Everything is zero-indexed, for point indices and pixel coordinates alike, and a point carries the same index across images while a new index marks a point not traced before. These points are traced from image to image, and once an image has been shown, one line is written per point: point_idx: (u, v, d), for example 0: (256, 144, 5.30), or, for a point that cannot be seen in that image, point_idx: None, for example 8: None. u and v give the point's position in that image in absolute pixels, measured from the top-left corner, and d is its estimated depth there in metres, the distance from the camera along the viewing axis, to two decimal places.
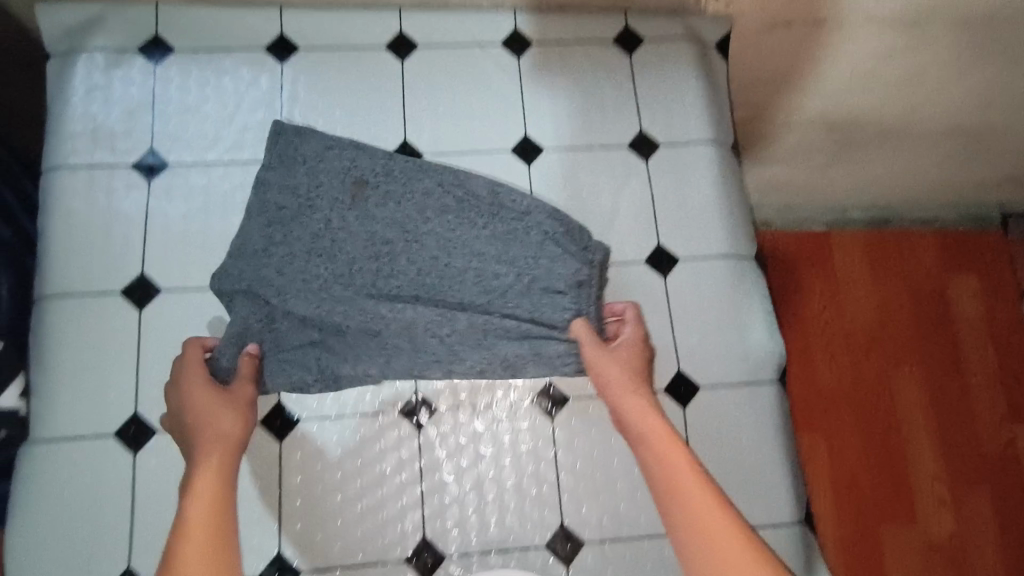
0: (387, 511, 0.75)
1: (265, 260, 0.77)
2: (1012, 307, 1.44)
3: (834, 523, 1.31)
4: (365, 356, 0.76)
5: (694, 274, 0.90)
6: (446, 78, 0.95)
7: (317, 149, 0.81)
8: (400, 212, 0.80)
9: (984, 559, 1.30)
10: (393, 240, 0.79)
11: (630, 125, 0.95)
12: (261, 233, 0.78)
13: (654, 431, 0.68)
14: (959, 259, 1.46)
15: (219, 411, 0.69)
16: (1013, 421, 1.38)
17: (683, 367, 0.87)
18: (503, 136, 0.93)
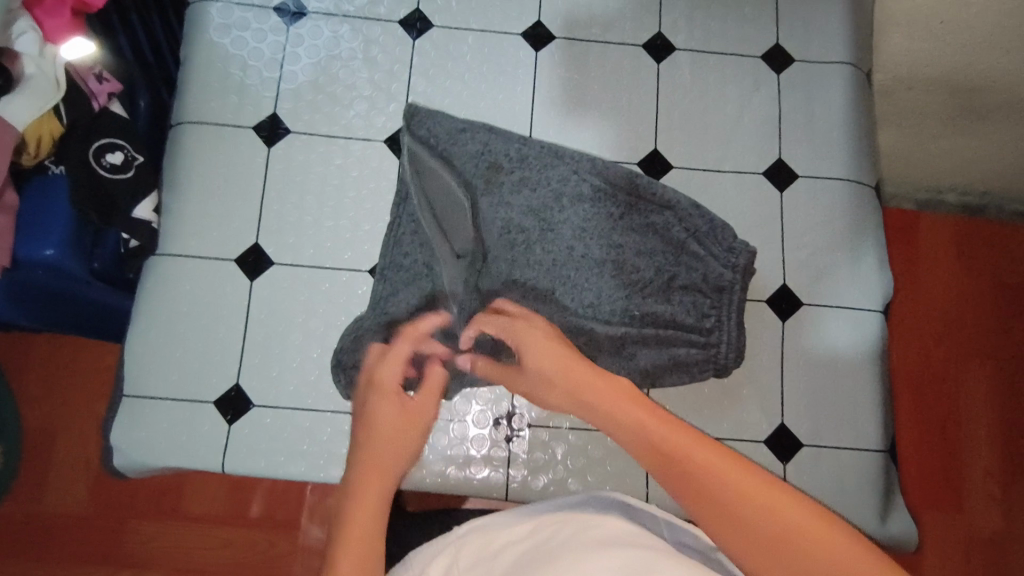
0: (474, 486, 0.73)
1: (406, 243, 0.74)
2: None
3: (943, 536, 1.03)
4: (491, 361, 0.71)
5: (831, 274, 0.79)
6: (569, 55, 0.83)
7: (449, 130, 0.74)
8: (537, 200, 0.72)
9: None
10: (528, 233, 0.71)
11: (778, 89, 0.83)
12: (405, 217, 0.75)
13: (626, 412, 0.53)
14: None
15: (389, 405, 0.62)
16: None
17: (813, 377, 0.76)
18: (628, 121, 0.81)
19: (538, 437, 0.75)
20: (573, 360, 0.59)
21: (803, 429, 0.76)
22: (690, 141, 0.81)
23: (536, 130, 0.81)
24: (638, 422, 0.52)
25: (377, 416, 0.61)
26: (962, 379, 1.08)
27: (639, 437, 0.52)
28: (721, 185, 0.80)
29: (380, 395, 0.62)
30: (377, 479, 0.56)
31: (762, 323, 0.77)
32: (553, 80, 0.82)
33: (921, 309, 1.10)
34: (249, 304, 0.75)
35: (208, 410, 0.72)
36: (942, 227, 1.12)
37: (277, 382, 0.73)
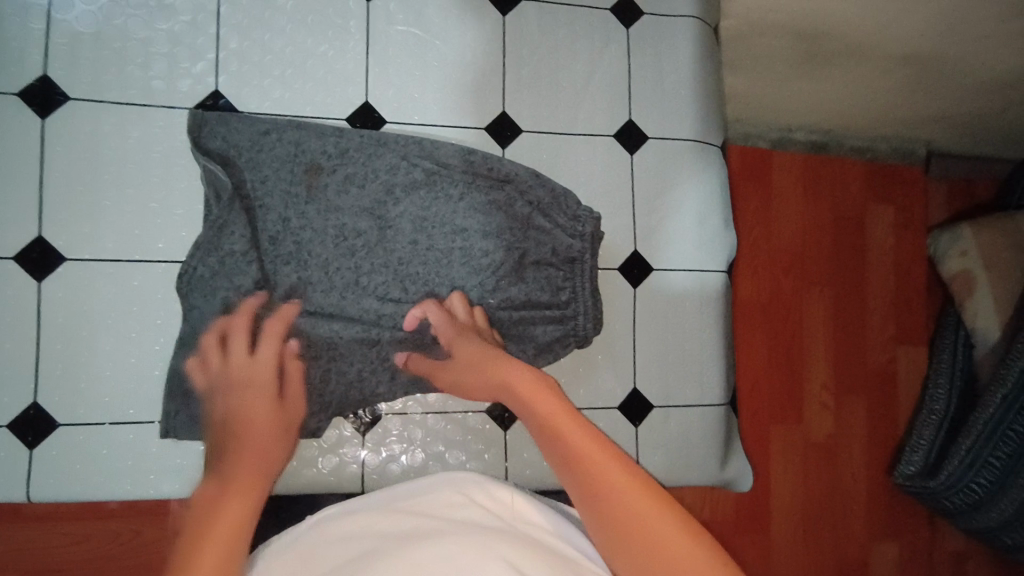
0: (326, 482, 0.70)
1: (233, 276, 0.65)
2: (917, 238, 1.15)
3: (787, 450, 1.04)
4: (367, 376, 0.69)
5: (679, 237, 0.80)
6: (405, 8, 0.74)
7: (251, 135, 0.67)
8: (369, 195, 0.68)
9: (859, 482, 1.09)
10: (366, 232, 0.68)
11: (627, 44, 0.80)
12: (213, 246, 0.65)
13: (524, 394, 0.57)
14: (880, 183, 1.14)
15: (264, 405, 0.61)
16: (898, 342, 1.14)
17: (662, 341, 0.79)
18: (473, 83, 0.75)
19: (393, 425, 0.72)
20: (482, 352, 0.62)
21: (654, 391, 0.78)
22: (539, 103, 0.77)
23: (373, 92, 0.73)
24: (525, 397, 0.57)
25: (245, 411, 0.60)
26: (807, 310, 1.08)
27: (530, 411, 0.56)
28: (572, 150, 0.77)
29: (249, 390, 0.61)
30: (251, 481, 0.55)
31: (614, 292, 0.78)
32: (390, 34, 0.74)
33: (766, 244, 1.07)
34: (40, 310, 0.64)
35: (3, 433, 0.63)
36: (786, 162, 1.10)
37: (86, 395, 0.64)
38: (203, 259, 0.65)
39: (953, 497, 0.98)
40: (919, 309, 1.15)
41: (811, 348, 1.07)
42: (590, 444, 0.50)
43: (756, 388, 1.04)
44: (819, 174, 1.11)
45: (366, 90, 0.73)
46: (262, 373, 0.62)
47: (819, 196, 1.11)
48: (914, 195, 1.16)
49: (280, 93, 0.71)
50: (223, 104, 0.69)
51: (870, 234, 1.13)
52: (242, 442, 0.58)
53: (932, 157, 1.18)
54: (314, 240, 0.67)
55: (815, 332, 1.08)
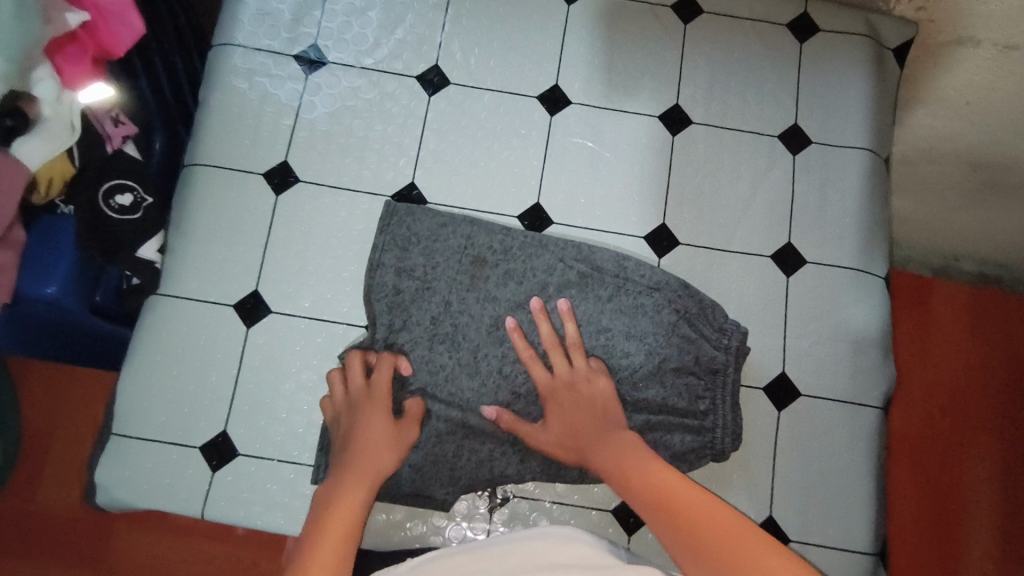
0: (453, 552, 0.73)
1: (390, 350, 0.74)
2: None
3: None
4: (496, 459, 0.72)
5: (832, 365, 0.77)
6: (582, 124, 0.82)
7: (431, 226, 0.76)
8: (524, 288, 0.74)
9: None
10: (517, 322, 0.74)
11: (791, 170, 0.82)
12: (382, 320, 0.74)
13: (648, 476, 0.62)
14: None
15: (379, 421, 0.69)
16: None
17: (804, 472, 0.75)
18: (638, 196, 0.81)
19: (520, 509, 0.74)
20: (593, 424, 0.69)
21: (790, 524, 0.74)
22: (698, 218, 0.80)
23: (544, 195, 0.80)
24: (648, 489, 0.61)
25: (363, 429, 0.69)
26: (971, 465, 0.97)
27: (656, 501, 0.60)
28: (726, 265, 0.79)
29: (366, 407, 0.70)
30: (356, 497, 0.63)
31: (756, 412, 0.76)
32: (566, 146, 0.82)
33: (925, 384, 1.00)
34: (243, 352, 0.75)
35: (196, 454, 0.73)
36: (948, 299, 1.02)
37: (264, 432, 0.74)
38: (375, 334, 0.74)
39: None
40: None
41: (975, 512, 0.96)
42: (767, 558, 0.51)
43: (905, 540, 0.94)
44: (995, 317, 1.02)
45: (539, 192, 0.80)
46: (376, 395, 0.70)
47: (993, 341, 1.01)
48: None
49: (464, 189, 0.80)
50: (416, 194, 0.80)
51: None
52: (359, 457, 0.67)
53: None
54: (470, 323, 0.73)
55: (981, 491, 0.97)
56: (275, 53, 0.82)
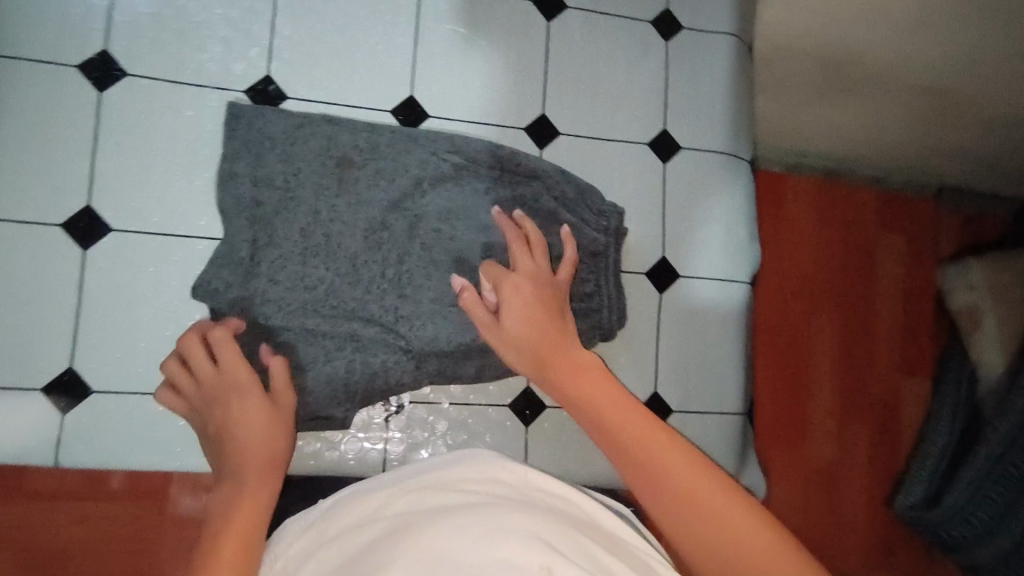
0: (348, 466, 0.71)
1: (256, 269, 0.67)
2: (929, 274, 1.10)
3: (792, 473, 0.98)
4: (389, 372, 0.69)
5: (706, 247, 0.81)
6: (454, 9, 0.76)
7: (286, 128, 0.69)
8: (397, 188, 0.71)
9: (854, 506, 1.02)
10: (394, 222, 0.71)
11: (664, 56, 0.82)
12: (243, 236, 0.67)
13: (572, 376, 0.59)
14: (901, 218, 1.09)
15: (250, 398, 0.61)
16: (905, 373, 1.07)
17: (684, 348, 0.80)
18: (516, 86, 0.77)
19: (417, 416, 0.73)
20: (552, 342, 0.61)
21: (673, 397, 0.79)
22: (577, 107, 0.79)
23: (418, 87, 0.75)
24: (567, 395, 0.59)
25: (233, 416, 0.60)
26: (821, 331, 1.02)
27: (586, 408, 0.58)
28: (607, 155, 0.79)
29: (231, 392, 0.61)
30: (256, 497, 0.57)
31: (640, 297, 0.79)
32: (437, 32, 0.76)
33: (778, 268, 1.01)
34: (84, 277, 0.65)
35: (39, 397, 0.64)
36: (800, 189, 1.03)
37: (123, 365, 0.66)
38: (237, 253, 0.67)
39: (954, 527, 0.95)
40: (925, 339, 1.09)
41: (820, 377, 1.01)
42: (685, 456, 0.52)
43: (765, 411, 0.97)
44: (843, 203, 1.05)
45: (413, 85, 0.75)
46: (235, 375, 0.62)
47: (838, 221, 1.05)
48: (915, 221, 1.10)
49: (328, 82, 0.72)
50: (273, 89, 0.71)
51: (885, 268, 1.07)
52: (237, 460, 0.59)
53: (943, 191, 1.12)
54: (344, 231, 0.69)
55: (823, 366, 1.01)
56: None
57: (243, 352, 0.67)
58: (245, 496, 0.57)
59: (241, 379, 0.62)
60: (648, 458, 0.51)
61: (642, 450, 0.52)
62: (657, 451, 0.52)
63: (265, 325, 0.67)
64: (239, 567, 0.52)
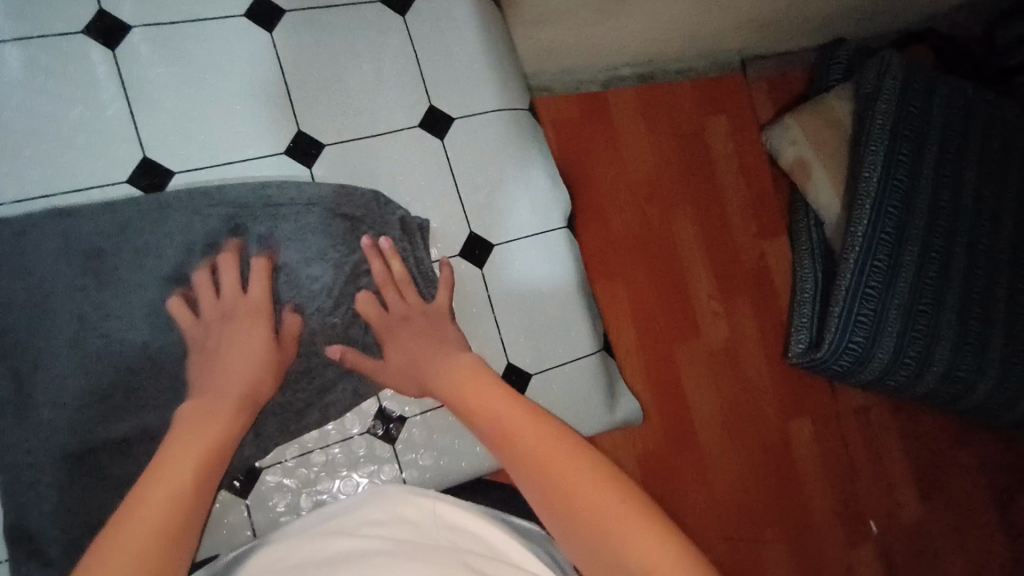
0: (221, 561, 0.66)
1: (32, 403, 0.60)
2: (758, 144, 1.17)
3: (689, 362, 1.06)
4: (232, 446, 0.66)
5: (511, 206, 0.81)
6: (159, 49, 0.69)
7: (8, 239, 0.61)
8: (167, 264, 0.65)
9: (756, 369, 1.10)
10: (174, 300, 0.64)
11: (406, 32, 0.79)
12: (2, 374, 0.60)
13: (455, 382, 0.59)
14: (717, 100, 1.15)
15: (257, 335, 0.62)
16: (764, 237, 1.15)
17: (523, 311, 0.80)
18: (259, 111, 0.72)
19: (277, 481, 0.69)
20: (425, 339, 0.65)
21: (528, 361, 0.79)
22: (334, 112, 0.74)
23: (150, 145, 0.68)
24: (466, 404, 0.57)
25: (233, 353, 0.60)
26: (674, 226, 1.09)
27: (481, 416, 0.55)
28: (382, 151, 0.76)
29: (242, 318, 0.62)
30: (213, 443, 0.52)
31: (463, 279, 0.77)
32: (150, 79, 0.68)
33: (622, 182, 1.06)
34: None
35: None
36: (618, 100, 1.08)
37: None
38: (1, 393, 0.59)
39: (841, 361, 1.03)
40: (773, 202, 1.17)
41: (687, 267, 1.08)
42: (555, 439, 0.49)
43: (647, 315, 1.04)
44: (659, 103, 1.10)
45: (142, 145, 0.67)
46: (256, 305, 0.63)
47: (659, 122, 1.10)
48: (733, 98, 1.16)
49: (41, 173, 0.64)
50: None
51: (717, 149, 1.14)
52: (214, 398, 0.56)
53: (747, 63, 1.18)
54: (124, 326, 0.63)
55: (691, 256, 1.09)
56: None
57: (48, 495, 0.60)
58: (204, 440, 0.51)
59: (251, 323, 0.62)
60: (532, 449, 0.48)
61: (534, 450, 0.48)
62: (550, 452, 0.48)
63: (65, 456, 0.60)
64: (169, 508, 0.44)
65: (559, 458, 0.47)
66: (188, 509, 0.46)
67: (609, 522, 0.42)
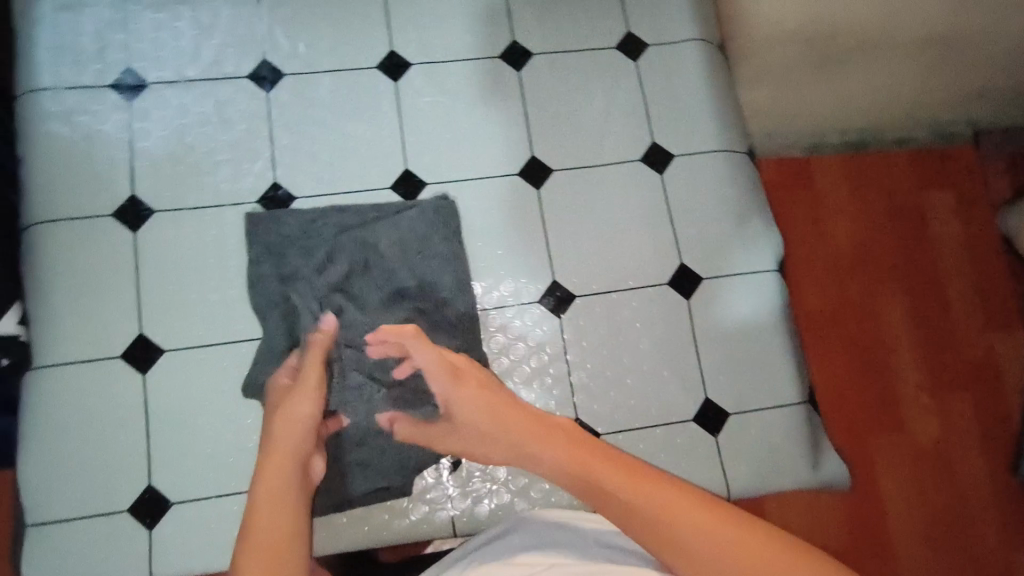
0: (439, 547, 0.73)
1: None
2: (990, 225, 1.05)
3: (889, 458, 0.95)
4: None
5: (722, 242, 0.81)
6: (429, 82, 0.82)
7: (301, 225, 0.75)
8: (404, 263, 0.75)
9: (977, 474, 0.96)
10: (410, 294, 0.75)
11: (636, 76, 0.85)
12: (281, 333, 0.72)
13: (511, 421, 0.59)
14: (942, 174, 1.05)
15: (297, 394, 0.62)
16: (995, 328, 1.01)
17: (726, 347, 0.79)
18: (502, 138, 0.81)
19: (476, 471, 0.73)
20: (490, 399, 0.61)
21: (727, 399, 0.77)
22: (564, 143, 0.82)
23: (411, 159, 0.80)
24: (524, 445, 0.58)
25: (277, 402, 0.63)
26: (883, 304, 1.00)
27: (554, 459, 0.56)
28: (603, 180, 0.81)
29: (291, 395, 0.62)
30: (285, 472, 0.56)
31: (668, 307, 0.79)
32: (419, 107, 0.81)
33: (821, 252, 1.01)
34: (148, 400, 0.71)
35: (126, 520, 0.68)
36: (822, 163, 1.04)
37: (197, 473, 0.70)
38: (277, 348, 0.72)
39: None
40: (1006, 291, 1.03)
41: (895, 349, 0.99)
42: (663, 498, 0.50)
43: (842, 396, 0.97)
44: (873, 172, 1.04)
45: (406, 159, 0.80)
46: (306, 382, 0.63)
47: (870, 193, 1.04)
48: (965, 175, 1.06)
49: (330, 176, 0.78)
50: (282, 193, 0.77)
51: (938, 226, 1.04)
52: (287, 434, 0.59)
53: (981, 136, 1.07)
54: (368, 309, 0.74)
55: (900, 337, 0.99)
56: (89, 89, 0.77)
57: None
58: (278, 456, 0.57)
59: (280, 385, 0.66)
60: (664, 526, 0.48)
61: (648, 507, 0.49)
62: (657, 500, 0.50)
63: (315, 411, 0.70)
64: (272, 558, 0.49)
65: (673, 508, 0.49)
66: (285, 560, 0.49)
67: (734, 562, 0.46)
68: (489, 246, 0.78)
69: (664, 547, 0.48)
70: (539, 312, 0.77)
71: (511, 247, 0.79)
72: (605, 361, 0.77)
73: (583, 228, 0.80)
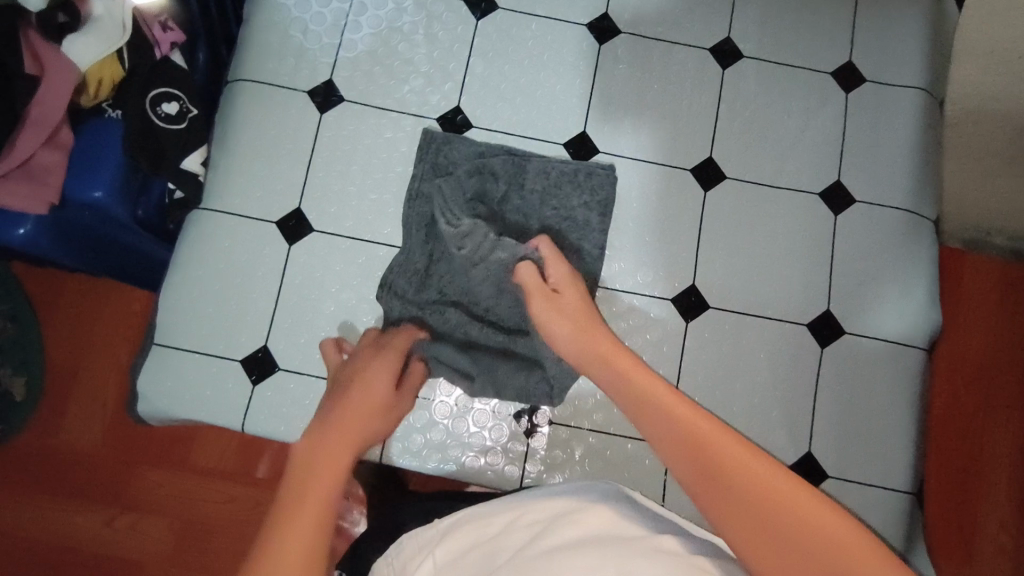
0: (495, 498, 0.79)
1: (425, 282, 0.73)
2: None
3: None
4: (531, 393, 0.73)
5: (878, 302, 0.76)
6: (631, 54, 0.81)
7: (468, 156, 0.76)
8: (536, 215, 0.75)
9: None
10: (529, 244, 0.74)
11: (842, 109, 0.80)
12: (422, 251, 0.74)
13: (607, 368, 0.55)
14: None
15: (365, 384, 0.62)
16: None
17: (847, 409, 0.74)
18: (684, 130, 0.79)
19: (557, 440, 0.73)
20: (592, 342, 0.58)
21: (830, 460, 0.74)
22: (745, 153, 0.79)
23: (591, 124, 0.79)
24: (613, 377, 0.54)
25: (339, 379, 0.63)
26: None
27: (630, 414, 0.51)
28: (773, 203, 0.78)
29: (374, 370, 0.63)
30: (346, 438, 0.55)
31: (799, 349, 0.75)
32: (613, 75, 0.80)
33: None
34: (285, 269, 0.75)
35: (235, 369, 0.73)
36: (983, 271, 0.89)
37: (308, 349, 0.74)
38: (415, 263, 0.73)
39: None
40: None
41: None
42: (764, 470, 0.43)
43: None
44: None
45: (586, 122, 0.79)
46: (387, 360, 0.65)
47: None
48: None
49: (509, 116, 0.79)
50: (461, 118, 0.79)
51: None
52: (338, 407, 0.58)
53: None
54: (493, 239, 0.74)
55: None
56: None
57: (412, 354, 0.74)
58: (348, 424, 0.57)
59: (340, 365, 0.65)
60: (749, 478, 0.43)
61: (733, 467, 0.44)
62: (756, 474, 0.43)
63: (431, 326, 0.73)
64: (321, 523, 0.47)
65: (755, 470, 0.43)
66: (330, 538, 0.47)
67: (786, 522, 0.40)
68: (638, 230, 0.77)
69: (713, 493, 0.43)
70: (666, 309, 0.75)
71: (660, 239, 0.77)
72: (718, 380, 0.74)
73: (738, 243, 0.77)
